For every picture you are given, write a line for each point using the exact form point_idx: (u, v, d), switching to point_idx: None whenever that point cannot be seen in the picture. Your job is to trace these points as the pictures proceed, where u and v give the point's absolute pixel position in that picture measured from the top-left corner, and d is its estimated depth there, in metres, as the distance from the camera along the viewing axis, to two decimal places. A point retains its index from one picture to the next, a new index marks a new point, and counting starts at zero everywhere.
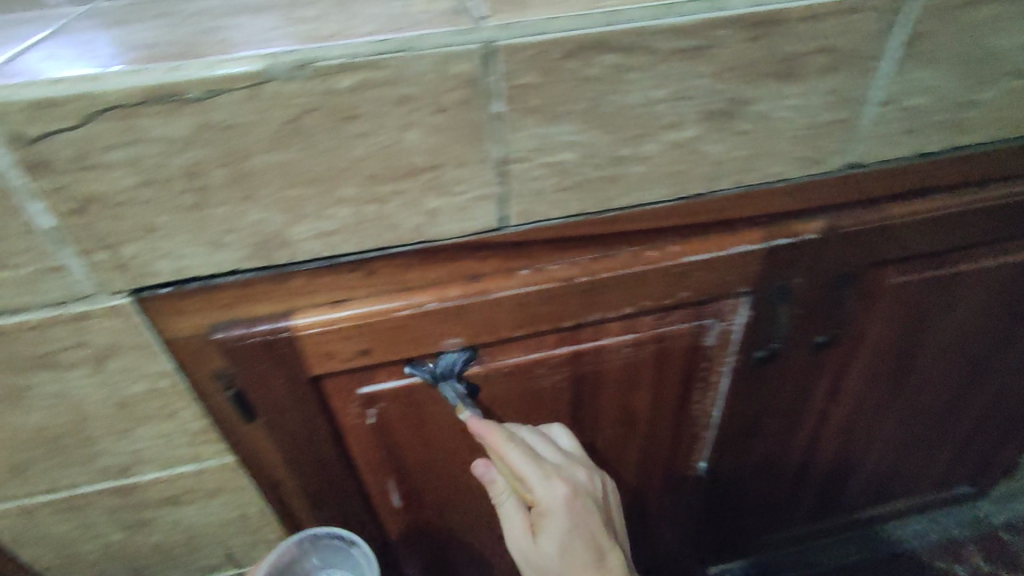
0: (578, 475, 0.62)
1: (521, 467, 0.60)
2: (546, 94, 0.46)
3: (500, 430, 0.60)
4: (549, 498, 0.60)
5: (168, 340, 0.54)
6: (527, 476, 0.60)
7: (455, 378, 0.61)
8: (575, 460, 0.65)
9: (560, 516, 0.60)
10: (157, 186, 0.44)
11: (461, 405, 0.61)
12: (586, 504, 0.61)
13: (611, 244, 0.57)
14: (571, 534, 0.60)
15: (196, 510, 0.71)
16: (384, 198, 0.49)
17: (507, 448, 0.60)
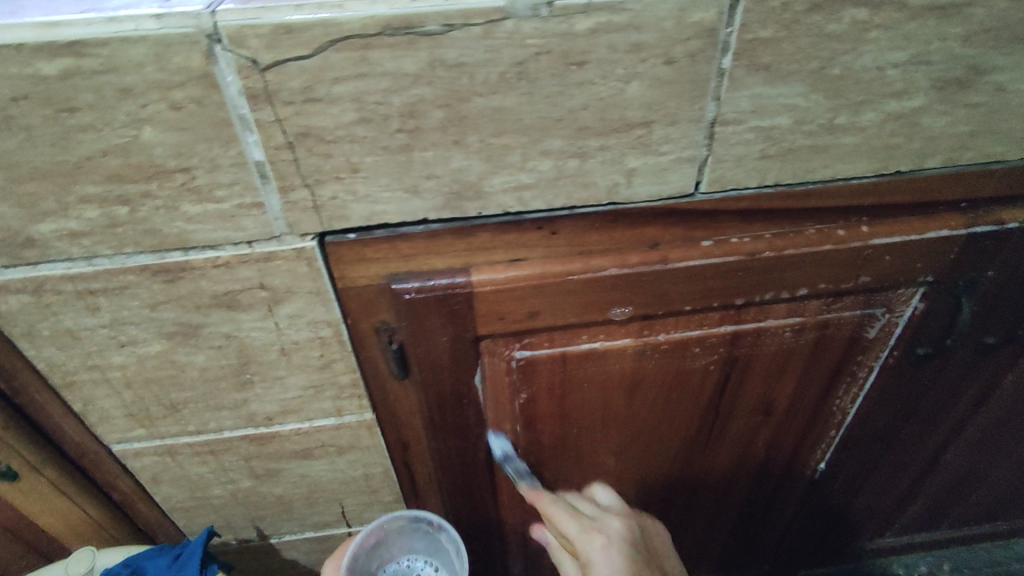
0: (616, 524, 0.57)
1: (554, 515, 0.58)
2: (782, 51, 0.43)
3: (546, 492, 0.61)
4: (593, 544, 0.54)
5: (343, 288, 0.53)
6: (564, 527, 0.57)
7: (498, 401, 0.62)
8: (614, 512, 0.59)
9: (603, 556, 0.53)
10: (374, 125, 0.43)
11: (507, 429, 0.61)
12: (619, 548, 0.54)
13: (801, 220, 0.54)
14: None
15: (324, 465, 0.70)
16: (587, 153, 0.47)
17: (547, 501, 0.59)
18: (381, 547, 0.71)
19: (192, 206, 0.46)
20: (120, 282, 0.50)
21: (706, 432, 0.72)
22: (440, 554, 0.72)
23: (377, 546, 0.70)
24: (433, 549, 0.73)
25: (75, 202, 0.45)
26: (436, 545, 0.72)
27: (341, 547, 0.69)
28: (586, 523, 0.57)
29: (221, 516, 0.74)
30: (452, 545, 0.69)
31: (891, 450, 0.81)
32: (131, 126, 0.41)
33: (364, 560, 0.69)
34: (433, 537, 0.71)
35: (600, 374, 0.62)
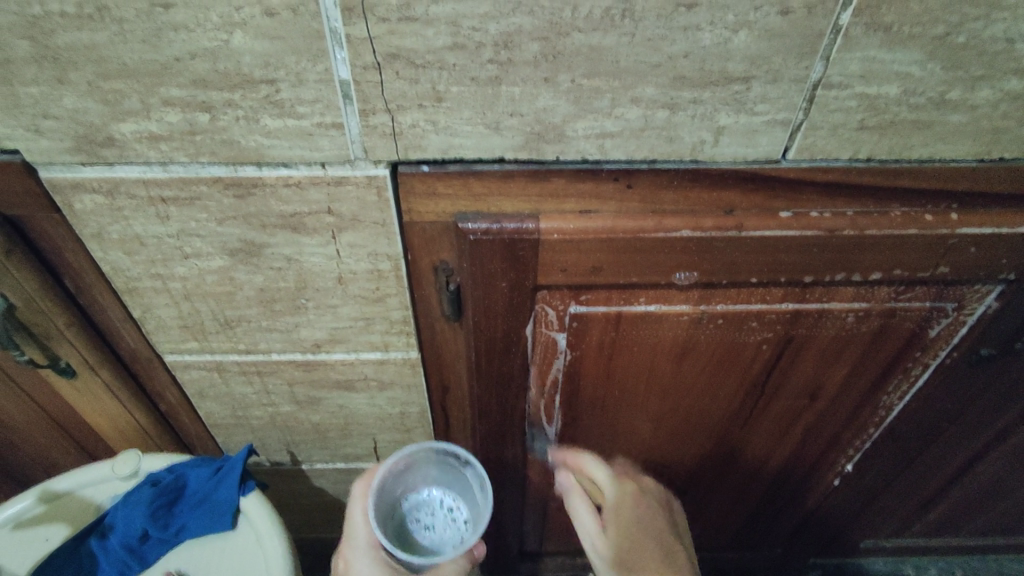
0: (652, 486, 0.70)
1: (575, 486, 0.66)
2: (907, 11, 0.40)
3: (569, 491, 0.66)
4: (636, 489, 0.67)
5: (408, 222, 0.52)
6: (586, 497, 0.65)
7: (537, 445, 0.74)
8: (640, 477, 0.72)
9: (635, 498, 0.66)
10: (466, 53, 0.42)
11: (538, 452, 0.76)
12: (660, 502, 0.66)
13: (886, 201, 0.52)
14: (652, 513, 0.64)
15: (364, 398, 0.71)
16: (679, 105, 0.45)
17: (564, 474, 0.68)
18: (408, 475, 0.71)
19: (272, 120, 0.46)
20: (191, 191, 0.50)
21: (748, 408, 0.71)
22: (464, 487, 0.71)
23: (404, 472, 0.70)
24: (457, 482, 0.72)
25: (158, 104, 0.45)
26: (461, 479, 0.72)
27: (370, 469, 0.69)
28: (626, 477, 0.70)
29: (259, 437, 0.76)
30: (478, 478, 0.69)
31: (930, 451, 0.79)
32: (223, 30, 0.41)
33: (391, 482, 0.69)
34: (460, 471, 0.71)
35: (652, 339, 0.61)
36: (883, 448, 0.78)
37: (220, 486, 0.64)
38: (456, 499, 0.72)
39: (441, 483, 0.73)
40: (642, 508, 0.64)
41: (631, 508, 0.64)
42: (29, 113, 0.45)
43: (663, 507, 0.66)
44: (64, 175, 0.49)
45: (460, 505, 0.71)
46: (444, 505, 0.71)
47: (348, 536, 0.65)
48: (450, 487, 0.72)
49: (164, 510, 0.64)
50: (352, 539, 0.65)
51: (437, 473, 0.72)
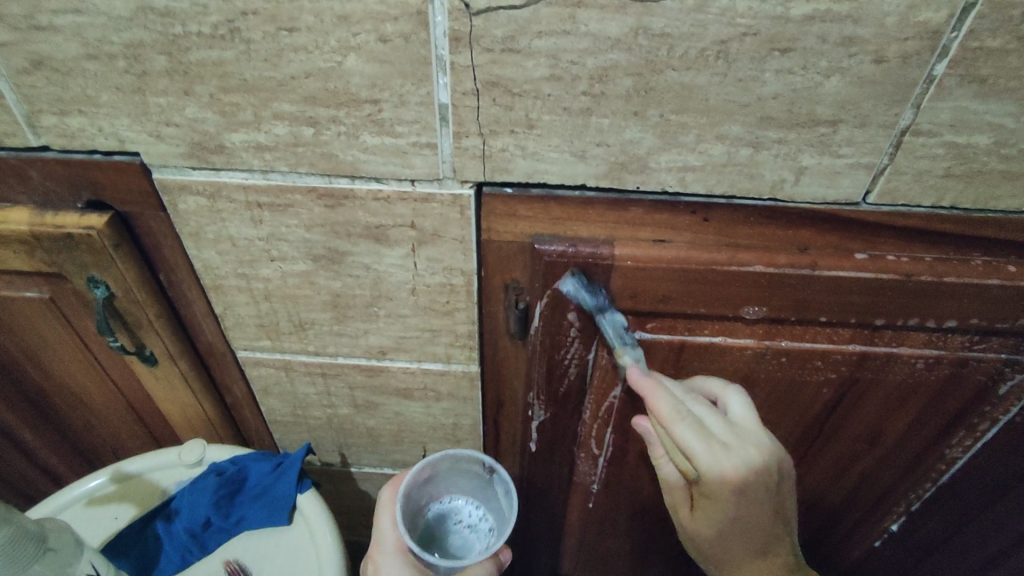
0: (752, 457, 0.49)
1: (687, 433, 0.49)
2: (1005, 64, 0.41)
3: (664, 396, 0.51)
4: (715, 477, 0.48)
5: (485, 240, 0.54)
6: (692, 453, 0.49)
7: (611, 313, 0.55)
8: (746, 439, 0.50)
9: (730, 499, 0.49)
10: (562, 84, 0.44)
11: (619, 348, 0.56)
12: (755, 493, 0.49)
13: (967, 249, 0.51)
14: (733, 518, 0.52)
15: (420, 407, 0.73)
16: (763, 144, 0.46)
17: (674, 421, 0.49)
18: (432, 485, 0.73)
19: (370, 138, 0.48)
20: (287, 199, 0.53)
21: (803, 447, 0.70)
22: (479, 493, 0.74)
23: (428, 481, 0.72)
24: (473, 491, 0.74)
25: (269, 117, 0.48)
26: (480, 486, 0.74)
27: (396, 476, 0.71)
28: (715, 464, 0.48)
29: (314, 436, 0.79)
30: (503, 486, 0.70)
31: (999, 513, 0.74)
32: (338, 53, 0.44)
33: (418, 490, 0.71)
34: (480, 480, 0.73)
35: (713, 370, 0.61)
36: (941, 502, 0.75)
37: (279, 480, 0.67)
38: (480, 509, 0.74)
39: (463, 493, 0.75)
40: (739, 515, 0.52)
41: (715, 505, 0.51)
42: (154, 120, 0.49)
43: (759, 496, 0.49)
44: (175, 178, 0.53)
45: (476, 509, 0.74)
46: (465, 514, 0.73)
47: (377, 539, 0.66)
48: (473, 496, 0.75)
49: (225, 501, 0.67)
50: (381, 542, 0.66)
51: (459, 483, 0.74)
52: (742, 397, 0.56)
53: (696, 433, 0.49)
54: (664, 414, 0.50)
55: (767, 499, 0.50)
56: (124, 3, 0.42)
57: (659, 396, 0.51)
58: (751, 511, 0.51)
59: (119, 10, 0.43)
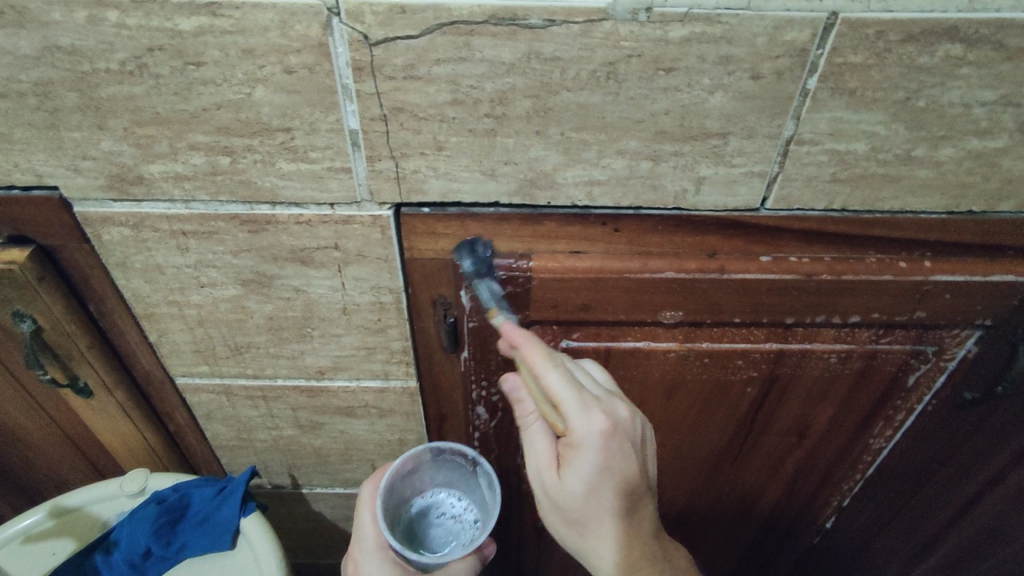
0: (603, 418, 0.47)
1: (555, 376, 0.49)
2: (869, 78, 0.44)
3: (539, 347, 0.50)
4: (580, 431, 0.47)
5: (409, 259, 0.56)
6: (562, 402, 0.48)
7: (490, 275, 0.54)
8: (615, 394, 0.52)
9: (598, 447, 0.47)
10: (465, 107, 0.46)
11: (495, 307, 0.53)
12: (620, 446, 0.48)
13: (862, 248, 0.55)
14: (596, 478, 0.48)
15: (364, 425, 0.74)
16: (661, 156, 0.49)
17: (546, 369, 0.49)
18: (413, 478, 0.72)
19: (286, 164, 0.50)
20: (210, 226, 0.54)
21: (737, 444, 0.72)
22: (466, 485, 0.73)
23: (410, 475, 0.71)
24: (460, 482, 0.73)
25: (185, 148, 0.49)
26: (465, 478, 0.73)
27: (377, 471, 0.70)
28: (574, 394, 0.48)
29: (261, 459, 0.79)
30: (486, 479, 0.69)
31: (926, 497, 0.77)
32: (247, 84, 0.45)
33: (400, 485, 0.70)
34: (466, 471, 0.72)
35: (641, 375, 0.63)
36: (872, 489, 0.78)
37: (224, 504, 0.67)
38: (463, 501, 0.73)
39: (445, 484, 0.74)
40: (600, 477, 0.48)
41: (581, 458, 0.48)
42: (70, 154, 0.49)
43: (619, 458, 0.48)
44: (96, 210, 0.53)
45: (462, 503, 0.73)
46: (451, 508, 0.72)
47: (358, 534, 0.67)
48: (456, 488, 0.74)
49: (168, 528, 0.67)
50: (361, 540, 0.67)
51: (440, 475, 0.73)
52: (596, 366, 0.57)
53: (565, 382, 0.49)
54: (536, 364, 0.49)
55: (630, 452, 0.49)
56: (29, 43, 0.43)
57: (534, 350, 0.49)
58: (617, 474, 0.49)
59: (25, 49, 0.43)
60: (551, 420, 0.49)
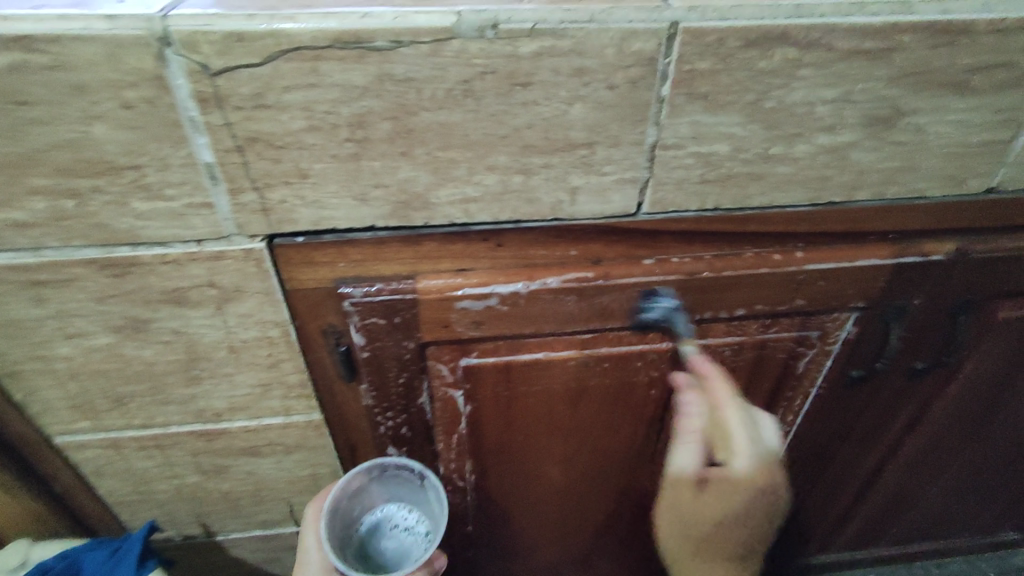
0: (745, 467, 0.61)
1: (741, 430, 0.61)
2: (718, 83, 0.45)
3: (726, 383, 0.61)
4: (739, 469, 0.61)
5: (291, 290, 0.54)
6: (711, 426, 0.62)
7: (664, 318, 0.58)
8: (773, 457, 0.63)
9: (750, 492, 0.62)
10: (323, 133, 0.45)
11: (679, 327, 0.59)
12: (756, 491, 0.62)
13: (738, 244, 0.56)
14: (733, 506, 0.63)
15: (273, 463, 0.70)
16: (531, 170, 0.49)
17: (729, 404, 0.61)
18: (361, 496, 0.69)
19: (141, 204, 0.47)
20: (67, 274, 0.50)
21: (651, 443, 0.73)
22: (415, 498, 0.71)
23: (356, 494, 0.68)
24: (411, 495, 0.72)
25: (23, 193, 0.45)
26: (414, 491, 0.71)
27: (323, 491, 0.68)
28: (754, 458, 0.61)
29: (166, 511, 0.74)
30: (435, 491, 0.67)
31: (829, 471, 0.82)
32: (81, 123, 0.42)
33: (346, 504, 0.67)
34: (414, 484, 0.70)
35: (545, 385, 0.63)
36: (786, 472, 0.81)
37: (117, 566, 0.64)
38: (414, 513, 0.71)
39: (395, 498, 0.72)
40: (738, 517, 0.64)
41: (728, 489, 0.62)
42: None
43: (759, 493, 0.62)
44: None
45: (412, 514, 0.72)
46: (401, 521, 0.71)
47: (303, 556, 0.66)
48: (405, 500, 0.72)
49: None
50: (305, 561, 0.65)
51: (389, 489, 0.71)
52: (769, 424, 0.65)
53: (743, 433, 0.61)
54: (720, 398, 0.61)
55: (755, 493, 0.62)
56: None
57: (718, 389, 0.61)
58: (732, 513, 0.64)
59: None
60: (719, 446, 0.63)
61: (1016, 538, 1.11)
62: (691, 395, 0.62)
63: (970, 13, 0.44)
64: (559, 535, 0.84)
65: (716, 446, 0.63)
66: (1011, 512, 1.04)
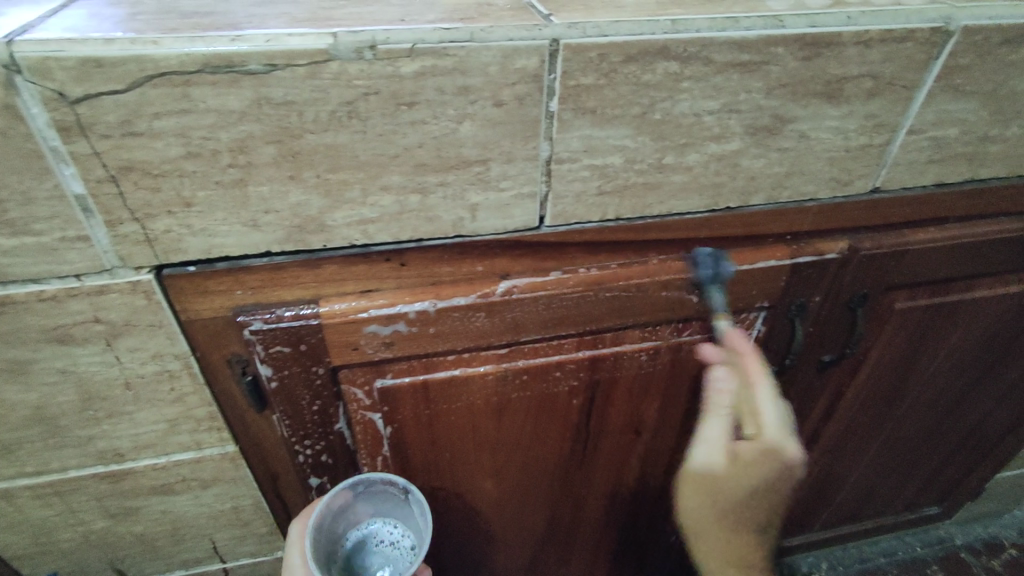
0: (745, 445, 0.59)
1: (772, 410, 0.58)
2: (604, 97, 0.46)
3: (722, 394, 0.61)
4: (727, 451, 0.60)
5: (187, 321, 0.52)
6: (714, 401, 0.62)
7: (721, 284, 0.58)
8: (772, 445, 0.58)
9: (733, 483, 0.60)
10: (203, 160, 0.43)
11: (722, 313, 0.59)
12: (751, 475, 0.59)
13: (643, 251, 0.58)
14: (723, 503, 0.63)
15: (187, 500, 0.67)
16: (428, 188, 0.48)
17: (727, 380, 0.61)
18: (346, 512, 0.66)
19: (7, 240, 0.44)
20: None
21: (580, 450, 0.73)
22: (403, 513, 0.68)
23: (341, 511, 0.66)
24: (398, 510, 0.69)
25: None
26: (402, 506, 0.68)
27: (306, 509, 0.65)
28: (722, 462, 0.60)
29: (73, 559, 0.70)
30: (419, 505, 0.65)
31: None
32: None
33: (331, 522, 0.64)
34: (401, 499, 0.67)
35: (465, 401, 0.63)
36: None
37: None
38: (400, 527, 0.69)
39: (380, 514, 0.69)
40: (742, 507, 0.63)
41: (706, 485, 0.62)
42: None
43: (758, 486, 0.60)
44: None
45: (401, 531, 0.69)
46: (388, 537, 0.68)
47: None
48: (392, 515, 0.69)
49: None
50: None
51: (374, 504, 0.68)
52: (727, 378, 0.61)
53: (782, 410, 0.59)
54: (753, 375, 0.58)
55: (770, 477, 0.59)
56: None
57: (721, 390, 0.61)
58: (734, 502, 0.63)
59: None
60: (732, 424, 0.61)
61: (937, 512, 1.18)
62: (724, 370, 0.61)
63: (835, 26, 0.47)
64: (498, 548, 0.84)
65: (744, 420, 0.60)
66: (930, 489, 1.10)
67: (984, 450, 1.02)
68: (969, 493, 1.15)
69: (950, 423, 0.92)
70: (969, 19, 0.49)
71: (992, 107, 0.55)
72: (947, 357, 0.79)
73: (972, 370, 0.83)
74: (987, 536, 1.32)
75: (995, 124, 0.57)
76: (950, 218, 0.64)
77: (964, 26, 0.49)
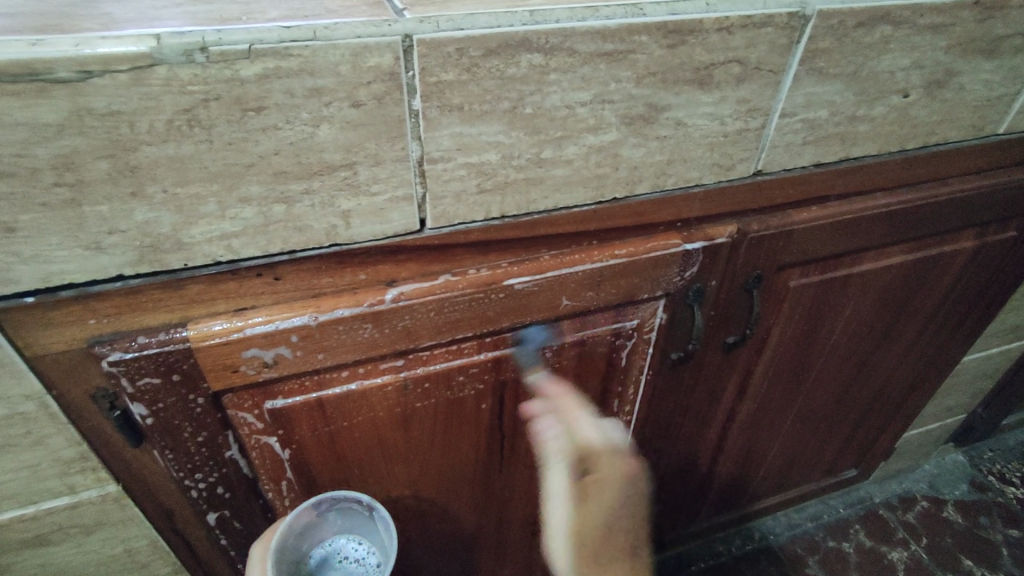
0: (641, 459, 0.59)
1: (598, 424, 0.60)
2: (469, 92, 0.45)
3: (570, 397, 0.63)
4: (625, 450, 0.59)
5: (34, 357, 0.47)
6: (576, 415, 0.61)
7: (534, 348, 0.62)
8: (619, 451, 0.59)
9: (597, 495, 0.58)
10: (20, 180, 0.38)
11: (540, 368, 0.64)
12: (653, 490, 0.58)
13: (535, 247, 0.57)
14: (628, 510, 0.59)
15: (71, 546, 0.62)
16: (292, 197, 0.45)
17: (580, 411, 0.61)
18: (308, 531, 0.64)
19: None
20: None
21: (498, 451, 0.72)
22: (368, 529, 0.67)
23: (305, 530, 0.63)
24: (363, 526, 0.67)
25: None
26: (369, 522, 0.67)
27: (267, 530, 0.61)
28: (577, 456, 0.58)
29: None
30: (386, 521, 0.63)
31: (676, 444, 0.87)
32: None
33: (293, 543, 0.61)
34: (368, 514, 0.66)
35: (367, 415, 0.60)
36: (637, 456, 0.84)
37: None
38: (365, 544, 0.67)
39: (345, 530, 0.67)
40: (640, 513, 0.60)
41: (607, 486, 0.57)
42: None
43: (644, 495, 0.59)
44: None
45: (366, 548, 0.66)
46: (353, 554, 0.66)
47: None
48: (357, 531, 0.67)
49: None
50: None
51: (340, 520, 0.66)
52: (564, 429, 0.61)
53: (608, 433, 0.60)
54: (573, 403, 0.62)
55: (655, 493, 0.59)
56: None
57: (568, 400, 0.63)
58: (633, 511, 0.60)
59: None
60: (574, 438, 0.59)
61: (855, 474, 1.24)
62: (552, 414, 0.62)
63: (695, 12, 0.47)
64: (427, 560, 0.81)
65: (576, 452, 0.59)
66: (846, 453, 1.15)
67: (889, 411, 1.08)
68: (882, 454, 1.22)
69: (856, 389, 0.97)
70: (822, 3, 0.50)
71: (855, 88, 0.57)
72: (845, 329, 0.83)
73: (869, 338, 0.87)
74: (900, 491, 1.40)
75: (860, 104, 0.59)
76: (831, 197, 0.67)
77: (818, 10, 0.50)
